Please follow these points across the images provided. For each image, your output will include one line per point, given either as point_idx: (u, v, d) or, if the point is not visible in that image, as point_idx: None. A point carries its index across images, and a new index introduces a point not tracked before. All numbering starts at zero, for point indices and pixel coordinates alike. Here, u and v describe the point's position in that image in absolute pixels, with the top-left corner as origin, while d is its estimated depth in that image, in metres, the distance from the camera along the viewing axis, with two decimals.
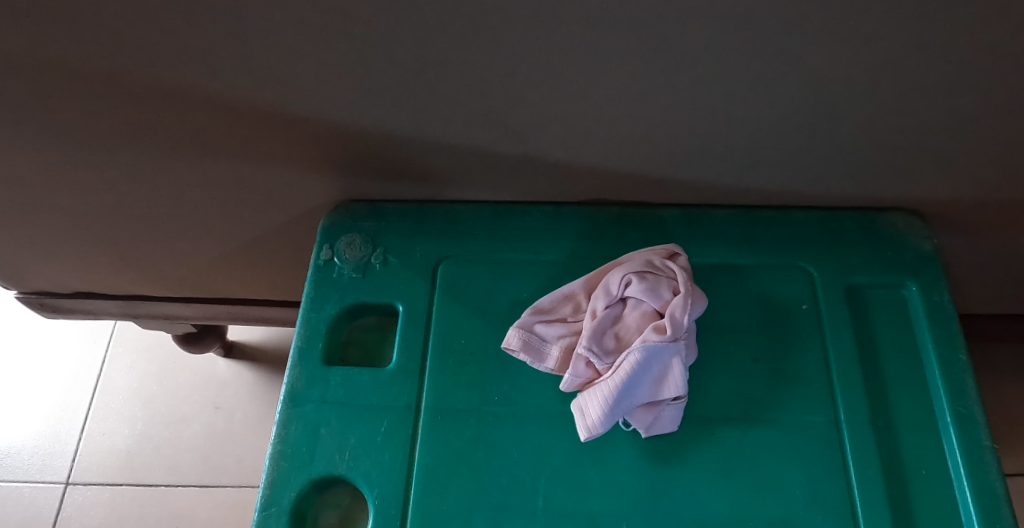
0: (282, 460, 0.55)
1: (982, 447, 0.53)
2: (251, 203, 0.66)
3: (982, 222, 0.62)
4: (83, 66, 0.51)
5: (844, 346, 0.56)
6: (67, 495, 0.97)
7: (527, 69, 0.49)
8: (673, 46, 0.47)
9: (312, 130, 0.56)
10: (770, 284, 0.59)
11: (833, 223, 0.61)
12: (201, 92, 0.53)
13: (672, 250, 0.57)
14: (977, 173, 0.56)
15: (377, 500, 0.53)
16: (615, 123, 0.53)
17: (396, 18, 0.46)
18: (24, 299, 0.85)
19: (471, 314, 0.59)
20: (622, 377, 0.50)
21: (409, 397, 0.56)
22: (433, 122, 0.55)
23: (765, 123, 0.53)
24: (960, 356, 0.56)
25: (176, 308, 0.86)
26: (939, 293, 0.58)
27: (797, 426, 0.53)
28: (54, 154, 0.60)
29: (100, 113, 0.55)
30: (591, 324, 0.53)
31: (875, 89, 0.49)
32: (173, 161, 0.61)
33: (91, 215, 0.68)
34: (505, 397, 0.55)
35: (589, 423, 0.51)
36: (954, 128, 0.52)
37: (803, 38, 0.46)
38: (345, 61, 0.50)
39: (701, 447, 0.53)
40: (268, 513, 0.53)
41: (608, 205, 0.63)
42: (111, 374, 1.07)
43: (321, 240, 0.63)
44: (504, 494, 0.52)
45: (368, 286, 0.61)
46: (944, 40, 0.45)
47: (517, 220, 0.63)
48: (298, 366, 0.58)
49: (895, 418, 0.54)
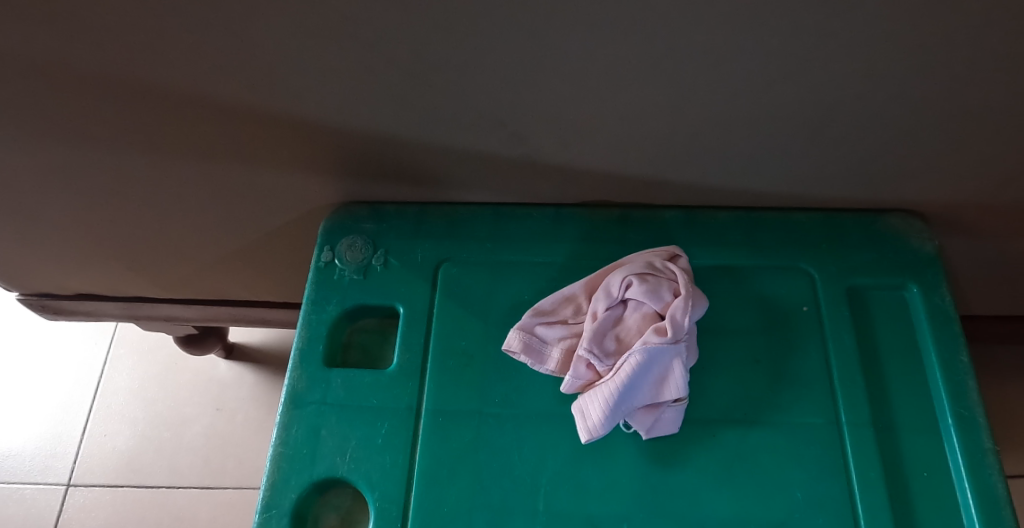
0: (283, 462, 0.55)
1: (983, 448, 0.53)
2: (252, 205, 0.66)
3: (982, 223, 0.62)
4: (84, 68, 0.51)
5: (845, 347, 0.56)
6: (69, 496, 0.97)
7: (528, 70, 0.49)
8: (674, 48, 0.47)
9: (312, 131, 0.56)
10: (770, 286, 0.59)
11: (834, 224, 0.61)
12: (203, 94, 0.53)
13: (672, 252, 0.57)
14: (978, 175, 0.56)
15: (378, 502, 0.53)
16: (615, 125, 0.53)
17: (396, 20, 0.46)
18: (25, 300, 0.85)
19: (471, 316, 0.59)
20: (622, 378, 0.50)
21: (410, 399, 0.56)
22: (433, 124, 0.55)
23: (765, 125, 0.53)
24: (961, 358, 0.56)
25: (177, 309, 0.86)
26: (940, 294, 0.58)
27: (798, 428, 0.53)
28: (55, 156, 0.60)
29: (102, 115, 0.55)
30: (591, 326, 0.53)
31: (876, 91, 0.49)
32: (174, 163, 0.61)
33: (92, 217, 0.69)
34: (506, 399, 0.55)
35: (590, 425, 0.51)
36: (955, 130, 0.52)
37: (803, 39, 0.46)
38: (345, 63, 0.50)
39: (702, 449, 0.53)
40: (268, 515, 0.53)
41: (608, 207, 0.63)
42: (112, 375, 1.07)
43: (322, 242, 0.63)
44: (504, 496, 0.52)
45: (368, 288, 0.61)
46: (945, 41, 0.45)
47: (517, 222, 0.63)
48: (299, 368, 0.58)
49: (896, 419, 0.54)
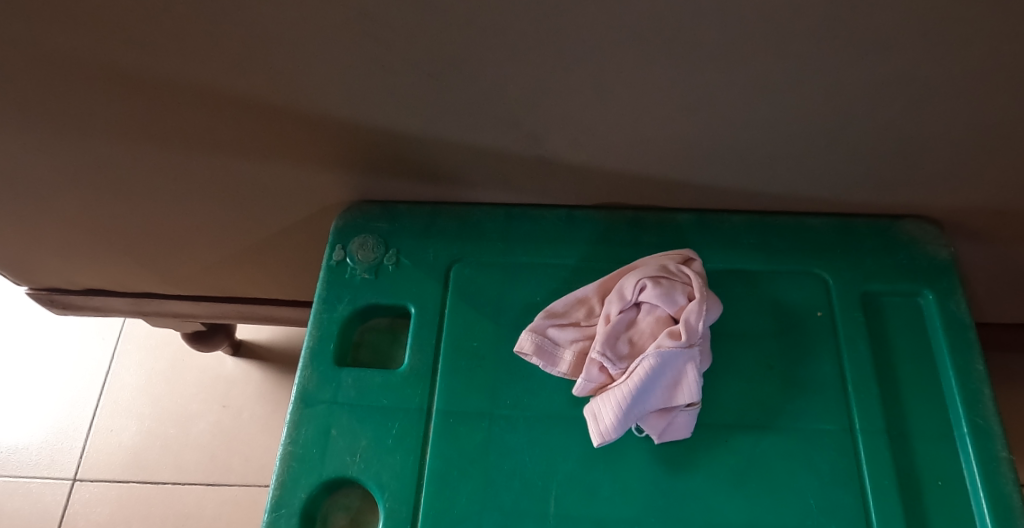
0: (293, 461, 0.54)
1: (998, 458, 0.52)
2: (264, 201, 0.65)
3: (1000, 228, 0.61)
4: (95, 59, 0.51)
5: (860, 354, 0.56)
6: (75, 491, 0.97)
7: (545, 69, 0.49)
8: (691, 48, 0.46)
9: (326, 128, 0.56)
10: (785, 291, 0.59)
11: (849, 230, 0.60)
12: (215, 88, 0.53)
13: (686, 255, 0.57)
14: (996, 179, 0.56)
15: (388, 503, 0.53)
16: (631, 125, 0.53)
17: (414, 18, 0.46)
18: (35, 295, 0.85)
19: (483, 317, 0.59)
20: (636, 382, 0.50)
21: (421, 399, 0.56)
22: (447, 121, 0.54)
23: (782, 126, 0.52)
24: (976, 366, 0.55)
25: (186, 306, 0.86)
26: (955, 301, 0.57)
27: (811, 434, 0.53)
28: (66, 149, 0.60)
29: (114, 109, 0.55)
30: (604, 329, 0.53)
31: (893, 95, 0.49)
32: (185, 157, 0.60)
33: (103, 213, 0.68)
34: (517, 401, 0.55)
35: (602, 429, 0.51)
36: (975, 134, 0.52)
37: (824, 39, 0.45)
38: (361, 60, 0.49)
39: (714, 453, 0.53)
40: (278, 514, 0.53)
41: (621, 209, 0.63)
42: (119, 370, 1.07)
43: (334, 241, 0.63)
44: (515, 500, 0.52)
45: (380, 287, 0.61)
46: (971, 43, 0.45)
47: (530, 224, 0.62)
48: (310, 366, 0.58)
49: (909, 427, 0.54)
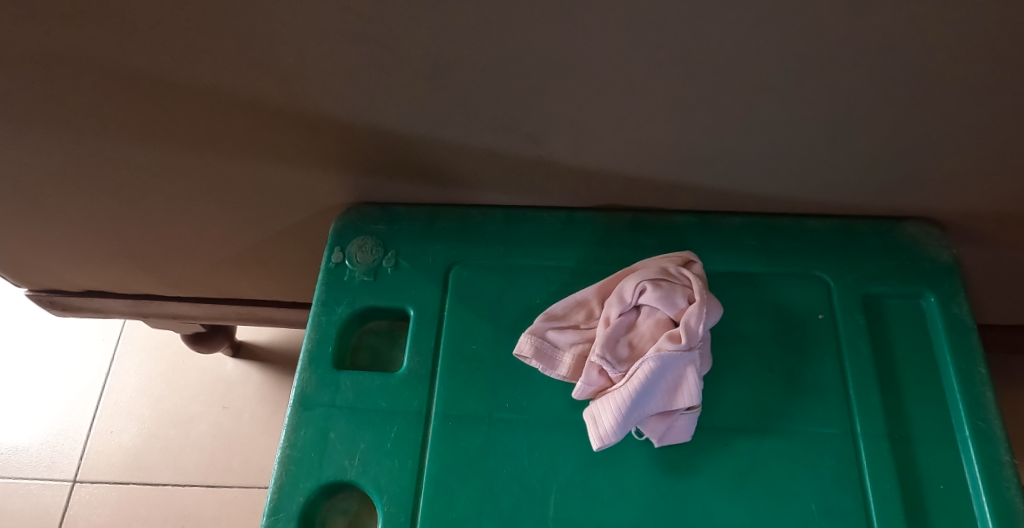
0: (292, 464, 0.54)
1: (1001, 461, 0.52)
2: (263, 203, 0.65)
3: (1002, 231, 0.61)
4: (92, 61, 0.50)
5: (861, 357, 0.55)
6: (75, 493, 0.97)
7: (545, 70, 0.49)
8: (692, 50, 0.46)
9: (324, 129, 0.56)
10: (786, 293, 0.58)
11: (850, 232, 0.60)
12: (213, 89, 0.53)
13: (686, 257, 0.56)
14: (998, 181, 0.55)
15: (387, 506, 0.52)
16: (631, 126, 0.53)
17: (413, 19, 0.46)
18: (35, 296, 0.85)
19: (482, 320, 0.58)
20: (636, 385, 0.50)
21: (419, 402, 0.55)
22: (446, 123, 0.54)
23: (783, 128, 0.52)
24: (979, 369, 0.55)
25: (186, 308, 0.86)
26: (958, 304, 0.57)
27: (813, 438, 0.53)
28: (64, 150, 0.60)
29: (112, 110, 0.55)
30: (604, 332, 0.53)
31: (895, 97, 0.49)
32: (184, 159, 0.60)
33: (102, 214, 0.68)
34: (517, 404, 0.55)
35: (602, 432, 0.50)
36: (978, 136, 0.51)
37: (826, 40, 0.45)
38: (359, 61, 0.49)
39: (714, 457, 0.52)
40: (276, 517, 0.53)
41: (621, 211, 0.62)
42: (119, 371, 1.07)
43: (333, 243, 0.63)
44: (513, 504, 0.52)
45: (379, 289, 0.61)
46: (974, 44, 0.44)
47: (529, 226, 0.62)
48: (309, 369, 0.58)
49: (912, 430, 0.53)
